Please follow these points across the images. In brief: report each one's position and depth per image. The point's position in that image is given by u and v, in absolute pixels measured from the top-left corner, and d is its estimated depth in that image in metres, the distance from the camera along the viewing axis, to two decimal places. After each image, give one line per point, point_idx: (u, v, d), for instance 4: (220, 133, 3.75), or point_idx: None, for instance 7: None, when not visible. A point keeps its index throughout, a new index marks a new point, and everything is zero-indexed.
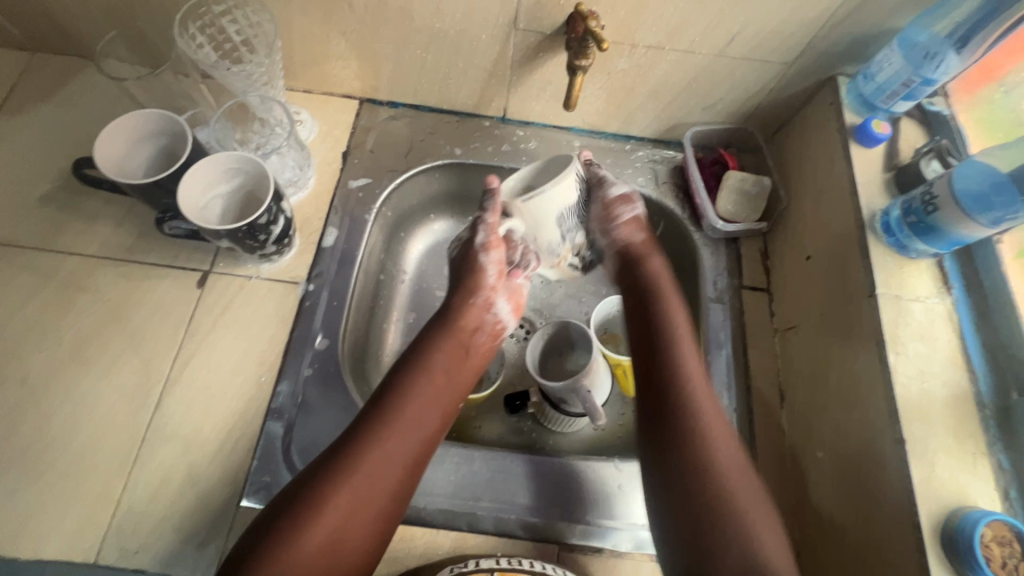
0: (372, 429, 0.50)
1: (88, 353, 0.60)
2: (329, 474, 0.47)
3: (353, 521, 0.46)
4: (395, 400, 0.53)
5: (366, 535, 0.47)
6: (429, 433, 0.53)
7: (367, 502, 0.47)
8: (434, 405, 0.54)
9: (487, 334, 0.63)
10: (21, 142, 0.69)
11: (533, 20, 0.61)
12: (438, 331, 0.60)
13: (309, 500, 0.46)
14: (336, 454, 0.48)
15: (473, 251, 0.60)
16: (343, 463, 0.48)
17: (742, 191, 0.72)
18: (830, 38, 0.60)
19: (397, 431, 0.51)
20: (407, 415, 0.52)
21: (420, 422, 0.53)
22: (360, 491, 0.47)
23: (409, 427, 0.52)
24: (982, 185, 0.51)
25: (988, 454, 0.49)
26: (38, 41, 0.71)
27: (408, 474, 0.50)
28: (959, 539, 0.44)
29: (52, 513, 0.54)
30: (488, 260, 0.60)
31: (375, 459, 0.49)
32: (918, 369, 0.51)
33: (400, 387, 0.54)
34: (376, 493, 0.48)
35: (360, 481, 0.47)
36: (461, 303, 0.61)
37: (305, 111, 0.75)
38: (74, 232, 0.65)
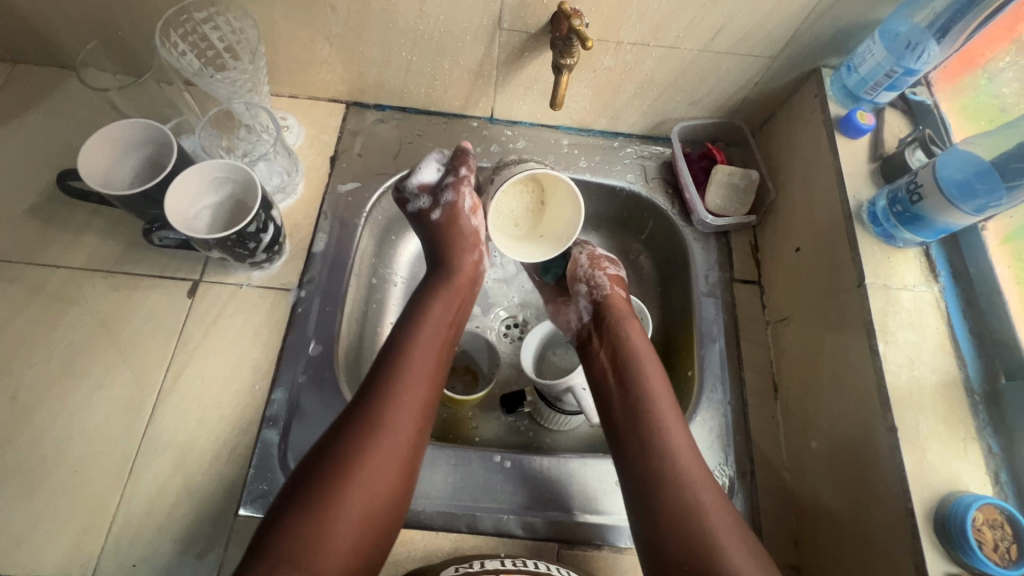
0: (382, 387, 0.52)
1: (79, 367, 0.60)
2: (348, 434, 0.49)
3: (379, 475, 0.48)
4: (399, 357, 0.55)
5: (393, 487, 0.49)
6: (434, 381, 0.56)
7: (391, 454, 0.49)
8: (436, 354, 0.57)
9: (478, 284, 0.67)
10: (4, 155, 0.68)
11: (517, 19, 0.61)
12: (437, 280, 0.64)
13: (333, 462, 0.47)
14: (353, 419, 0.50)
15: (460, 214, 0.66)
16: (357, 424, 0.50)
17: (731, 185, 0.72)
18: (812, 31, 0.61)
19: (406, 391, 0.53)
20: (413, 369, 0.54)
21: (428, 373, 0.55)
22: (383, 451, 0.49)
23: (418, 378, 0.54)
24: (965, 173, 0.52)
25: (978, 438, 0.49)
26: (17, 53, 0.71)
27: (420, 422, 0.52)
28: (953, 523, 0.44)
29: (47, 528, 0.53)
30: (473, 220, 0.67)
31: (390, 413, 0.51)
32: (908, 357, 0.52)
33: (401, 342, 0.56)
34: (396, 446, 0.50)
35: (379, 438, 0.49)
36: (456, 252, 0.65)
37: (292, 116, 0.75)
38: (61, 245, 0.65)
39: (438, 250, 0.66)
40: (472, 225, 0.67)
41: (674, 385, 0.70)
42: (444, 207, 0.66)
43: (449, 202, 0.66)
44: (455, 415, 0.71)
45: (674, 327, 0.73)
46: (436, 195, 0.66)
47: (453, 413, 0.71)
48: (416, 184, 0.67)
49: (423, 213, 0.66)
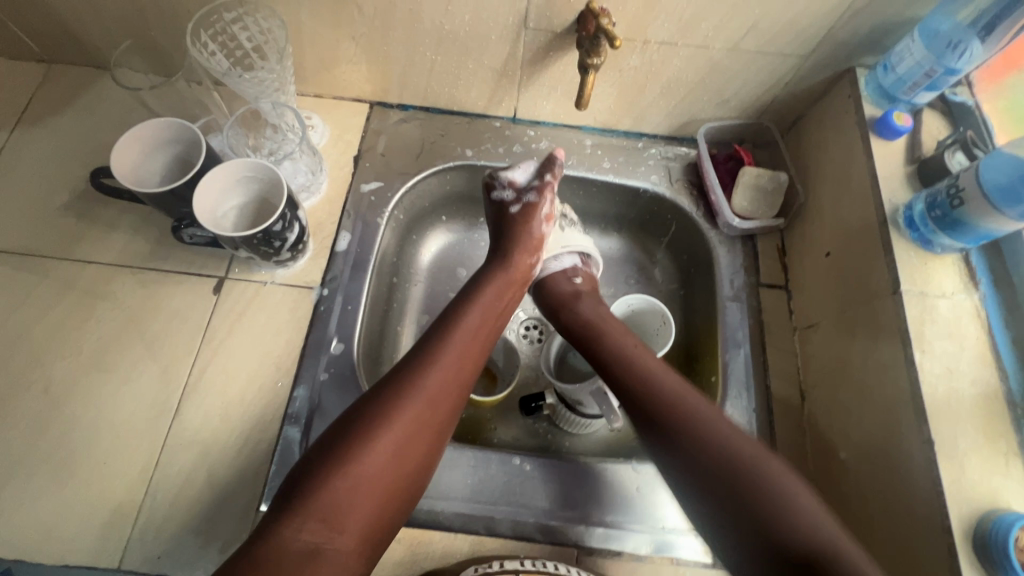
0: (425, 360, 0.52)
1: (109, 360, 0.61)
2: (387, 401, 0.49)
3: (406, 446, 0.48)
4: (444, 334, 0.55)
5: (419, 462, 0.48)
6: (476, 360, 0.55)
7: (422, 428, 0.49)
8: (477, 336, 0.56)
9: (528, 285, 0.66)
10: (40, 152, 0.70)
11: (543, 19, 0.60)
12: (493, 267, 0.63)
13: (369, 423, 0.47)
14: (391, 389, 0.50)
15: (535, 219, 0.65)
16: (400, 390, 0.49)
17: (758, 187, 0.70)
18: (847, 29, 0.59)
19: (443, 369, 0.52)
20: (456, 346, 0.54)
21: (468, 353, 0.55)
22: (413, 426, 0.48)
23: (461, 354, 0.54)
24: (1010, 176, 0.48)
25: (1021, 454, 0.47)
26: (54, 53, 0.73)
27: (456, 400, 0.52)
28: (994, 543, 0.42)
29: (76, 518, 0.54)
30: (543, 229, 0.66)
31: (430, 385, 0.50)
32: (946, 367, 0.50)
33: (450, 321, 0.56)
34: (431, 418, 0.50)
35: (418, 409, 0.49)
36: (518, 249, 0.64)
37: (316, 116, 0.75)
38: (93, 241, 0.66)
39: (504, 244, 0.65)
40: (540, 233, 0.66)
41: (698, 391, 0.69)
42: (527, 207, 0.65)
43: (531, 202, 0.65)
44: (474, 415, 0.71)
45: (697, 332, 0.72)
46: (521, 193, 0.66)
47: (472, 414, 0.71)
48: (508, 177, 0.66)
49: (506, 208, 0.66)
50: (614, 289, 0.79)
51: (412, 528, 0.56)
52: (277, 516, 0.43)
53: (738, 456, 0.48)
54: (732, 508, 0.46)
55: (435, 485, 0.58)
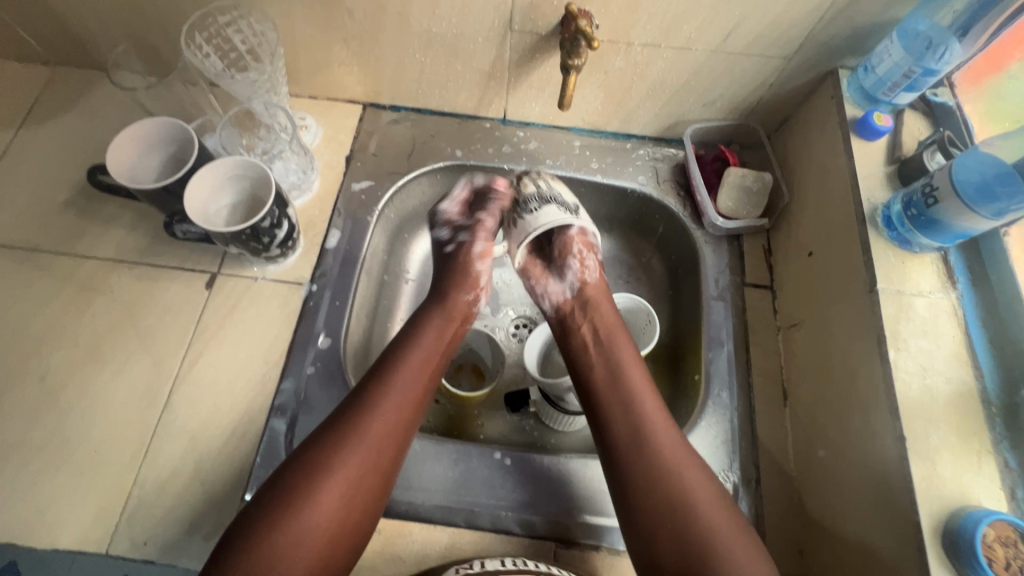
0: (360, 408, 0.52)
1: (103, 352, 0.63)
2: (319, 451, 0.49)
3: (350, 493, 0.48)
4: (385, 376, 0.55)
5: (363, 507, 0.49)
6: (415, 402, 0.55)
7: (365, 474, 0.49)
8: (420, 376, 0.57)
9: (472, 321, 0.66)
10: (43, 151, 0.73)
11: (528, 21, 0.61)
12: (431, 307, 0.63)
13: (308, 473, 0.48)
14: (331, 436, 0.50)
15: (468, 256, 0.67)
16: (341, 436, 0.50)
17: (743, 188, 0.71)
18: (828, 31, 0.60)
19: (384, 412, 0.52)
20: (400, 387, 0.55)
21: (411, 394, 0.55)
22: (355, 473, 0.49)
23: (397, 397, 0.54)
24: (984, 175, 0.49)
25: (994, 452, 0.47)
26: (59, 56, 0.75)
27: (394, 444, 0.52)
28: (961, 539, 0.42)
29: (67, 504, 0.56)
30: (479, 267, 0.68)
31: (370, 430, 0.51)
32: (920, 365, 0.50)
33: (392, 362, 0.56)
34: (366, 465, 0.50)
35: (351, 457, 0.49)
36: (455, 286, 0.65)
37: (310, 117, 0.77)
38: (91, 236, 0.68)
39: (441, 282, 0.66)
40: (480, 272, 0.68)
41: (682, 389, 0.69)
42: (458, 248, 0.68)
43: (463, 241, 0.68)
44: (461, 411, 0.72)
45: (683, 331, 0.73)
46: (455, 232, 0.69)
47: (458, 409, 0.72)
48: (443, 215, 0.70)
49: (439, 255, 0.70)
50: None
51: (391, 519, 0.57)
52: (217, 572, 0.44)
53: (686, 500, 0.49)
54: (684, 555, 0.47)
55: (416, 477, 0.59)
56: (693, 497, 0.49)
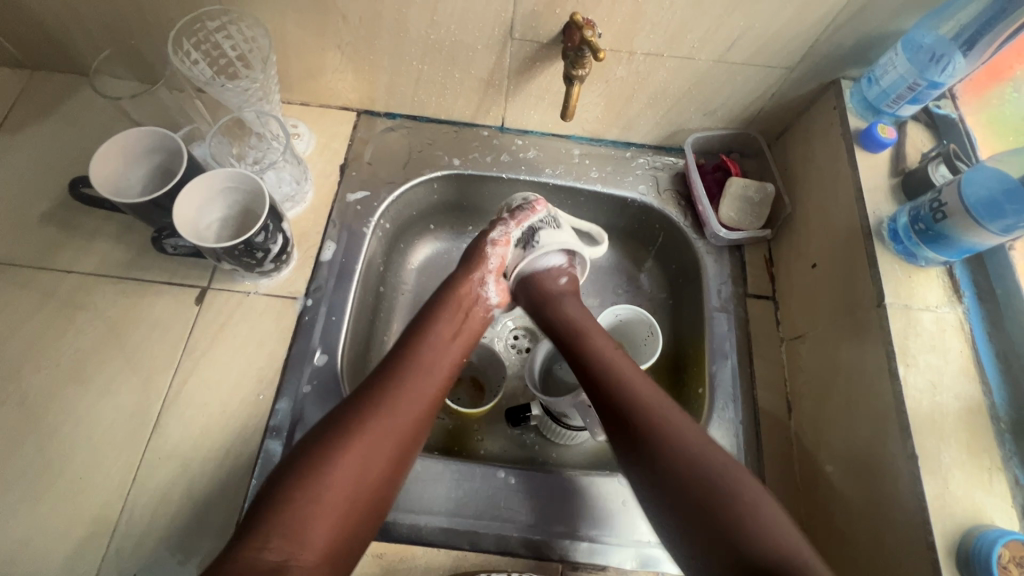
0: (388, 375, 0.53)
1: (88, 372, 0.60)
2: (344, 426, 0.48)
3: (375, 455, 0.48)
4: (412, 347, 0.56)
5: (385, 471, 0.49)
6: (438, 386, 0.55)
7: (385, 438, 0.49)
8: (447, 350, 0.58)
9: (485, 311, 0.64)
10: (21, 160, 0.69)
11: (529, 29, 0.60)
12: (445, 287, 0.63)
13: (334, 437, 0.48)
14: (356, 404, 0.50)
15: (482, 242, 0.65)
16: (366, 402, 0.50)
17: (745, 198, 0.71)
18: (831, 42, 0.59)
19: (414, 379, 0.53)
20: (429, 358, 0.56)
21: (440, 366, 0.56)
22: (377, 440, 0.49)
23: (421, 381, 0.54)
24: (992, 190, 0.49)
25: (1004, 469, 0.47)
26: (38, 60, 0.72)
27: (418, 425, 0.52)
28: (977, 561, 0.42)
29: (50, 534, 0.53)
30: (494, 254, 0.64)
31: (395, 396, 0.51)
32: (929, 381, 0.50)
33: (417, 336, 0.57)
34: (391, 441, 0.49)
35: (376, 432, 0.49)
36: (464, 266, 0.64)
37: (302, 124, 0.75)
38: (73, 250, 0.65)
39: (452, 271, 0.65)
40: (489, 277, 0.64)
41: (685, 401, 0.68)
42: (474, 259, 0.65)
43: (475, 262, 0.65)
44: (462, 426, 0.70)
45: (685, 342, 0.72)
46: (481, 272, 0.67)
47: (458, 425, 0.70)
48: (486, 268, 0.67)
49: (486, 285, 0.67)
50: (602, 299, 0.79)
51: (393, 543, 0.55)
52: (243, 532, 0.43)
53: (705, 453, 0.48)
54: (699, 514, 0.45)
55: (418, 498, 0.57)
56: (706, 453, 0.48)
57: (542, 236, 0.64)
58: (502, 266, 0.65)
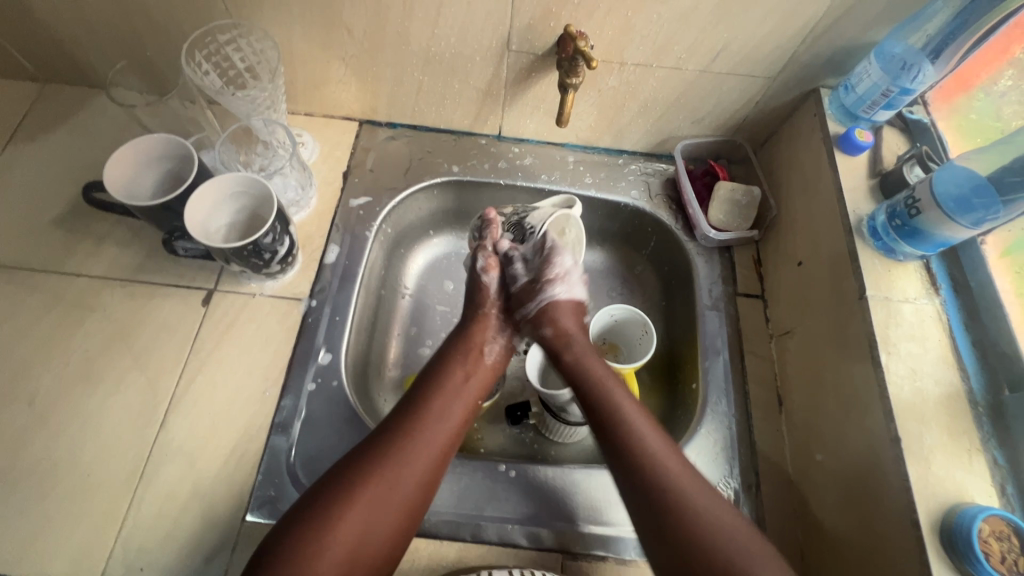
0: (403, 423, 0.54)
1: (96, 372, 0.61)
2: (362, 467, 0.49)
3: (382, 506, 0.48)
4: (428, 394, 0.57)
5: (394, 523, 0.48)
6: (452, 434, 0.55)
7: (396, 488, 0.49)
8: (462, 397, 0.58)
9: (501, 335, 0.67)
10: (32, 168, 0.71)
11: (525, 41, 0.63)
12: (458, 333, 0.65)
13: (346, 486, 0.48)
14: (372, 452, 0.51)
15: (475, 276, 0.69)
16: (381, 449, 0.51)
17: (733, 202, 0.74)
18: (809, 52, 0.63)
19: (426, 426, 0.54)
20: (443, 405, 0.56)
21: (453, 414, 0.56)
22: (388, 490, 0.49)
23: (435, 427, 0.54)
24: (962, 188, 0.53)
25: (983, 450, 0.49)
26: (49, 73, 0.75)
27: (433, 475, 0.52)
28: (959, 536, 0.44)
29: (58, 531, 0.54)
30: (488, 280, 0.68)
31: (411, 445, 0.52)
32: (910, 368, 0.52)
33: (435, 380, 0.59)
34: (404, 491, 0.50)
35: (389, 482, 0.49)
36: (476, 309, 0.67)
37: (307, 133, 0.77)
38: (83, 254, 0.67)
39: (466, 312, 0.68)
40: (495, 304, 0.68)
41: (679, 398, 0.70)
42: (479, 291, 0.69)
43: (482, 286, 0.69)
44: None
45: (678, 341, 0.74)
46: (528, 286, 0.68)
47: None
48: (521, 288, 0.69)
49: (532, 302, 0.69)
50: (597, 301, 0.81)
51: None
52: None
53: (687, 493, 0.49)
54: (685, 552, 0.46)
55: None
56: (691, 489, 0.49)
57: (530, 219, 0.68)
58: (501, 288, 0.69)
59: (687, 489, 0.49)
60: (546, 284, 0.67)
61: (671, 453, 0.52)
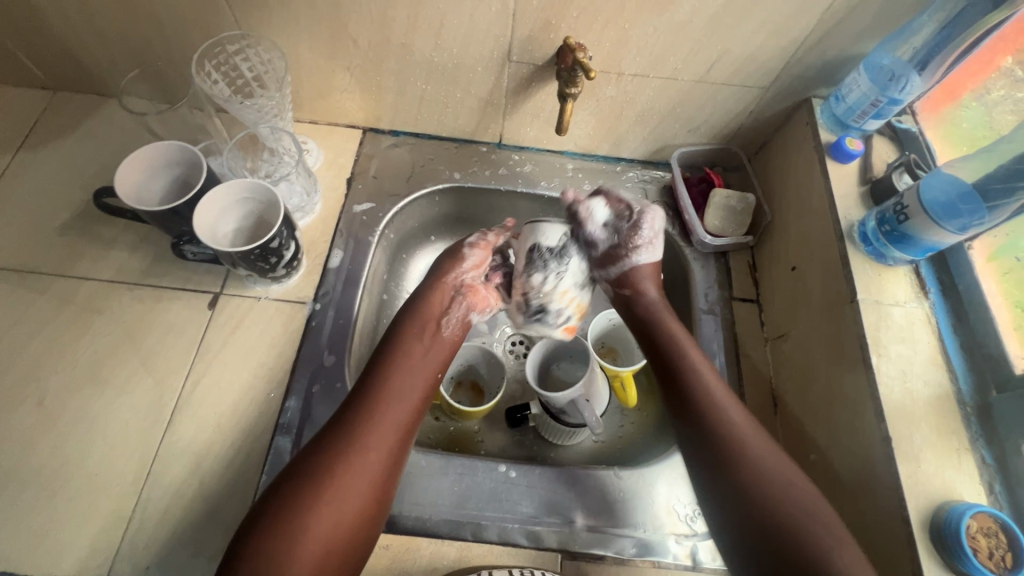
0: (363, 402, 0.55)
1: (103, 374, 0.62)
2: (326, 450, 0.51)
3: (352, 485, 0.49)
4: (383, 373, 0.58)
5: (366, 499, 0.50)
6: (413, 407, 0.57)
7: (365, 464, 0.51)
8: (418, 373, 0.60)
9: (454, 306, 0.67)
10: (42, 174, 0.73)
11: (526, 53, 0.65)
12: (413, 311, 0.65)
13: (314, 469, 0.49)
14: (335, 433, 0.52)
15: (460, 247, 0.71)
16: (345, 430, 0.52)
17: (728, 208, 0.75)
18: (801, 63, 0.65)
19: (385, 405, 0.55)
20: (400, 382, 0.58)
21: (413, 390, 0.58)
22: (357, 468, 0.50)
23: (394, 404, 0.56)
24: (948, 195, 0.54)
25: (971, 449, 0.51)
26: (60, 82, 0.76)
27: (398, 446, 0.54)
28: (948, 532, 0.45)
29: (67, 529, 0.55)
30: (471, 254, 0.70)
31: (373, 423, 0.53)
32: (901, 370, 0.54)
33: (390, 357, 0.60)
34: (373, 462, 0.51)
35: (356, 459, 0.51)
36: (437, 279, 0.68)
37: (312, 141, 0.79)
38: (92, 258, 0.68)
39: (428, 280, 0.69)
40: (466, 274, 0.69)
41: None
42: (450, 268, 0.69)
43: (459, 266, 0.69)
44: (462, 427, 0.73)
45: None
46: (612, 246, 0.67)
47: (460, 426, 0.73)
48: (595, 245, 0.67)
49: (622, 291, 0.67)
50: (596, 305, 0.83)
51: (399, 535, 0.57)
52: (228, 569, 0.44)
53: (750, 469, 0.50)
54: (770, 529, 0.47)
55: (423, 492, 0.60)
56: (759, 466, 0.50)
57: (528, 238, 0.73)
58: (484, 263, 0.70)
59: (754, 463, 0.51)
60: (632, 252, 0.67)
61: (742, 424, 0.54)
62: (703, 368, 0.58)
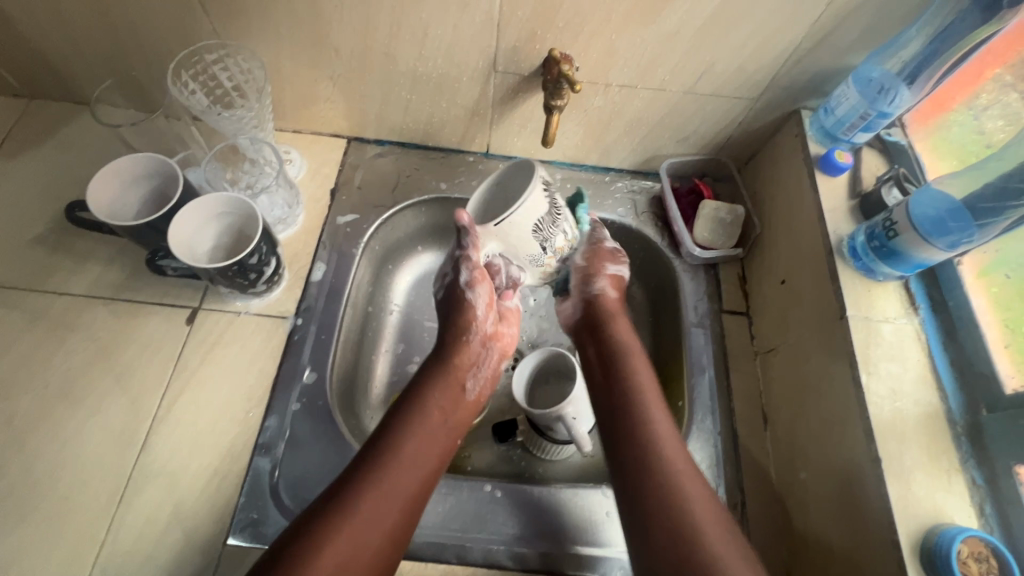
0: (379, 460, 0.53)
1: (76, 392, 0.61)
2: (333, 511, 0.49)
3: (350, 552, 0.47)
4: (403, 431, 0.56)
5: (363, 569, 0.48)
6: (426, 476, 0.55)
7: (368, 531, 0.49)
8: (438, 436, 0.58)
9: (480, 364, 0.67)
10: (15, 185, 0.71)
11: (511, 62, 0.64)
12: (434, 367, 0.64)
13: (315, 530, 0.47)
14: (344, 493, 0.50)
15: (459, 288, 0.66)
16: (355, 488, 0.51)
17: (717, 220, 0.74)
18: (790, 74, 0.64)
19: (401, 469, 0.53)
20: (418, 442, 0.56)
21: (431, 455, 0.57)
22: (359, 536, 0.48)
23: (409, 470, 0.54)
24: (938, 210, 0.54)
25: (962, 470, 0.50)
26: (34, 89, 0.74)
27: (405, 515, 0.52)
28: (938, 556, 0.44)
29: (34, 555, 0.53)
30: (476, 296, 0.66)
31: (384, 487, 0.52)
32: (891, 388, 0.53)
33: (412, 412, 0.59)
34: (376, 531, 0.49)
35: (359, 525, 0.49)
36: (453, 331, 0.66)
37: (295, 151, 0.77)
38: (65, 272, 0.67)
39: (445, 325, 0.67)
40: (485, 324, 0.67)
41: None
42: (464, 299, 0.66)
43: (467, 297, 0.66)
44: None
45: (665, 357, 0.74)
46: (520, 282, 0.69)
47: None
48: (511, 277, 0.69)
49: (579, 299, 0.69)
50: None
51: None
52: None
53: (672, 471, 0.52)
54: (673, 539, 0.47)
55: None
56: (673, 455, 0.53)
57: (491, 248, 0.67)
58: (492, 300, 0.67)
59: (675, 464, 0.52)
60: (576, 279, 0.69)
61: (661, 414, 0.57)
62: (634, 355, 0.63)
